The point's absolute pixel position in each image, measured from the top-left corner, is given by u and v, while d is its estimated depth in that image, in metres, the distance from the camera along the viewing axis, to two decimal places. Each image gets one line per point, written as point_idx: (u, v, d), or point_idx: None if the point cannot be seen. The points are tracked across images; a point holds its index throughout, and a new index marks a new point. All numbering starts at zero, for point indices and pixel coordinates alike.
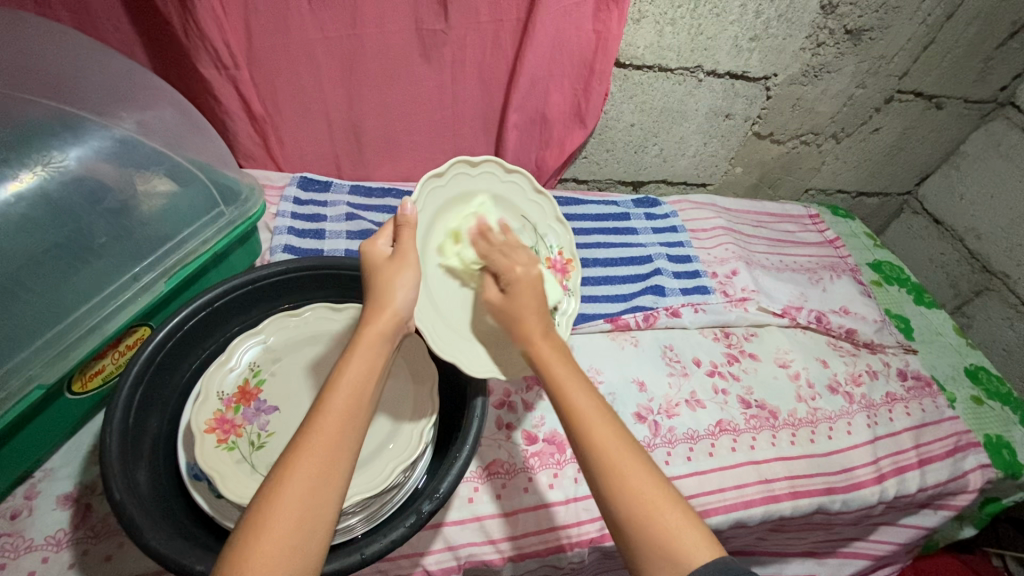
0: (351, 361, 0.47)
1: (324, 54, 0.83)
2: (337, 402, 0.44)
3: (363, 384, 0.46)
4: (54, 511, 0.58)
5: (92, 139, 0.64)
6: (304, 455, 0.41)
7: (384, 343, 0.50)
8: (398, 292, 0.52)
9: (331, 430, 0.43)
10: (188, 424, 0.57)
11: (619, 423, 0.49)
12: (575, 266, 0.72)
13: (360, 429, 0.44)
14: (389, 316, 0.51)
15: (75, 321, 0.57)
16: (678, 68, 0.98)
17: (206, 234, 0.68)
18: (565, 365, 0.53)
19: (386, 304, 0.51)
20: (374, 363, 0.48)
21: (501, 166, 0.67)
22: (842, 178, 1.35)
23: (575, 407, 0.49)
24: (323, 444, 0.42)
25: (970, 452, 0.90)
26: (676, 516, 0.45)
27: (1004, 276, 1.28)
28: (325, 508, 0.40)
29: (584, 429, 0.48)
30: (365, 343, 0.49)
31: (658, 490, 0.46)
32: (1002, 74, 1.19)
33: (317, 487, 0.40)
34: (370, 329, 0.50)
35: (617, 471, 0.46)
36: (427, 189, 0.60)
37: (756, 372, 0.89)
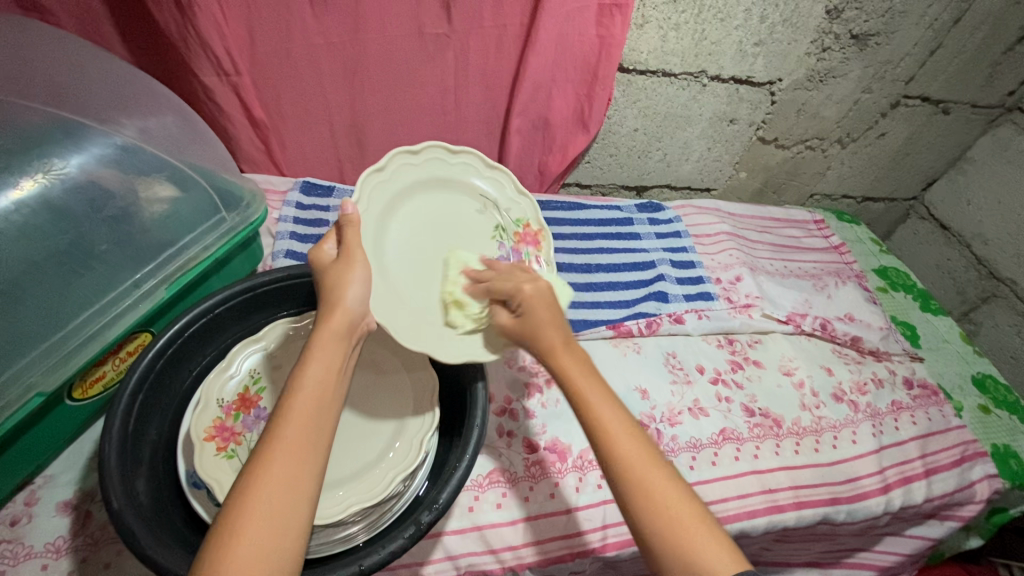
0: (309, 362, 0.47)
1: (327, 59, 0.82)
2: (297, 402, 0.44)
3: (321, 383, 0.46)
4: (54, 518, 0.58)
5: (93, 146, 0.64)
6: (275, 453, 0.41)
7: (340, 343, 0.50)
8: (348, 288, 0.53)
9: (299, 428, 0.42)
10: (187, 433, 0.57)
11: (647, 440, 0.48)
12: (545, 234, 0.73)
13: (327, 427, 0.44)
14: (344, 314, 0.52)
15: (75, 328, 0.57)
16: (682, 73, 0.98)
17: (207, 240, 0.68)
18: (591, 379, 0.51)
19: (340, 303, 0.52)
20: (333, 362, 0.48)
21: (444, 148, 0.71)
22: (847, 183, 1.34)
23: (605, 427, 0.48)
24: (293, 441, 0.42)
25: (976, 462, 0.89)
26: (708, 536, 0.43)
27: (1011, 283, 1.27)
28: (299, 505, 0.40)
29: (613, 449, 0.47)
30: (321, 344, 0.49)
31: (688, 511, 0.44)
32: (1010, 78, 1.18)
33: (293, 482, 0.40)
34: (326, 328, 0.50)
35: (648, 494, 0.45)
36: (370, 183, 0.64)
37: (760, 380, 0.88)
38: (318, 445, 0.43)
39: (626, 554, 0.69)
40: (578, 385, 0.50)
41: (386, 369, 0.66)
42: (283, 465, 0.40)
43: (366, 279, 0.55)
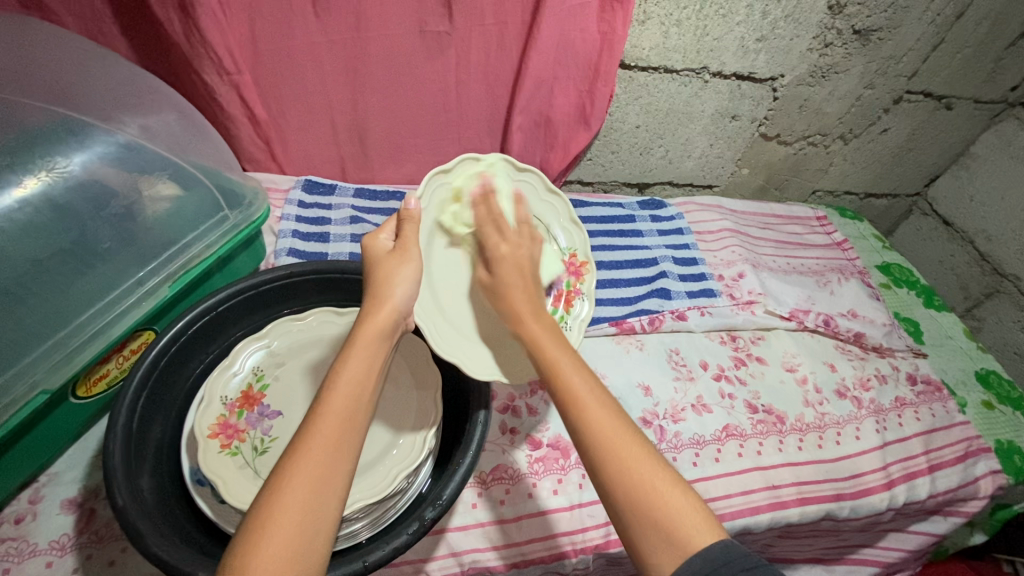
0: (348, 362, 0.47)
1: (328, 56, 0.82)
2: (333, 403, 0.44)
3: (358, 384, 0.46)
4: (58, 516, 0.58)
5: (96, 144, 0.64)
6: (302, 456, 0.41)
7: (382, 343, 0.50)
8: (396, 287, 0.54)
9: (328, 431, 0.43)
10: (191, 430, 0.57)
11: (618, 407, 0.49)
12: (589, 268, 0.72)
13: (357, 429, 0.44)
14: (388, 311, 0.52)
15: (79, 326, 0.57)
16: (684, 69, 0.98)
17: (210, 238, 0.68)
18: (562, 350, 0.53)
19: (385, 299, 0.53)
20: (372, 361, 0.48)
21: (511, 165, 0.69)
22: (849, 179, 1.33)
23: (574, 395, 0.48)
24: (320, 445, 0.42)
25: (980, 458, 0.89)
26: (681, 499, 0.44)
27: (1015, 279, 1.27)
28: (328, 510, 0.40)
29: (584, 415, 0.47)
30: (362, 343, 0.49)
31: (660, 475, 0.45)
32: (1013, 73, 1.17)
33: (319, 485, 0.40)
34: (369, 326, 0.51)
35: (618, 457, 0.45)
36: (431, 185, 0.64)
37: (763, 377, 0.88)
38: (350, 447, 0.43)
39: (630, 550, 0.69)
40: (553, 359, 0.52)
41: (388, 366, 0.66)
42: (307, 468, 0.41)
43: (414, 280, 0.56)
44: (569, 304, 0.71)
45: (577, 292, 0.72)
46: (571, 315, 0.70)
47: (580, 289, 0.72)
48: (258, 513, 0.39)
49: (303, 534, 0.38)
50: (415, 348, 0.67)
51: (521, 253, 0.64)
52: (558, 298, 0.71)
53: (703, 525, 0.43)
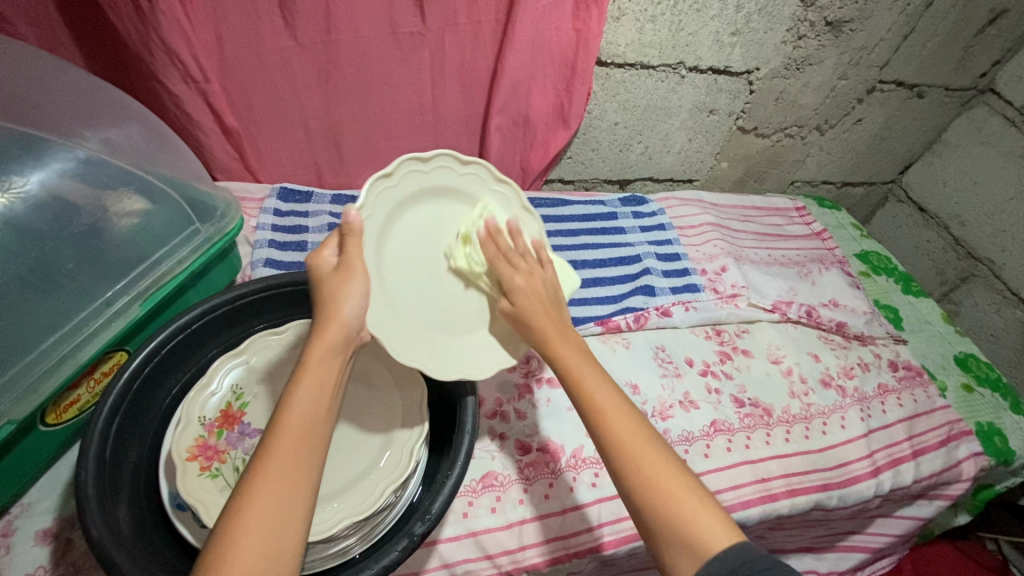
0: (298, 386, 0.44)
1: (299, 61, 0.80)
2: (286, 433, 0.41)
3: (311, 411, 0.43)
4: (34, 548, 0.56)
5: (54, 160, 0.61)
6: (258, 494, 0.38)
7: (336, 358, 0.48)
8: (346, 302, 0.51)
9: (285, 463, 0.40)
10: (169, 454, 0.55)
11: (643, 421, 0.49)
12: (554, 253, 0.68)
13: (317, 459, 0.42)
14: (338, 329, 0.49)
15: (43, 351, 0.55)
16: (660, 65, 0.97)
17: (182, 253, 0.65)
18: (583, 362, 0.52)
19: (333, 317, 0.50)
20: (326, 383, 0.45)
21: (454, 158, 0.63)
22: (826, 169, 1.35)
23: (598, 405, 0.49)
24: (280, 477, 0.39)
25: (962, 441, 0.90)
26: (696, 503, 0.44)
27: (989, 263, 1.29)
28: (286, 551, 0.37)
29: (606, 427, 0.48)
30: (317, 360, 0.47)
31: (679, 482, 0.45)
32: (982, 60, 1.19)
33: (274, 525, 0.38)
34: (320, 344, 0.48)
35: (635, 458, 0.46)
36: (373, 193, 0.58)
37: (748, 369, 0.88)
38: (309, 480, 0.40)
39: (624, 551, 0.69)
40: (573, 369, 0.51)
41: (369, 375, 0.65)
42: (265, 506, 0.38)
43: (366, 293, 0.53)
44: None
45: None
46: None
47: (548, 275, 0.68)
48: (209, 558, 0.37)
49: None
50: (399, 355, 0.66)
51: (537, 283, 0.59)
52: None
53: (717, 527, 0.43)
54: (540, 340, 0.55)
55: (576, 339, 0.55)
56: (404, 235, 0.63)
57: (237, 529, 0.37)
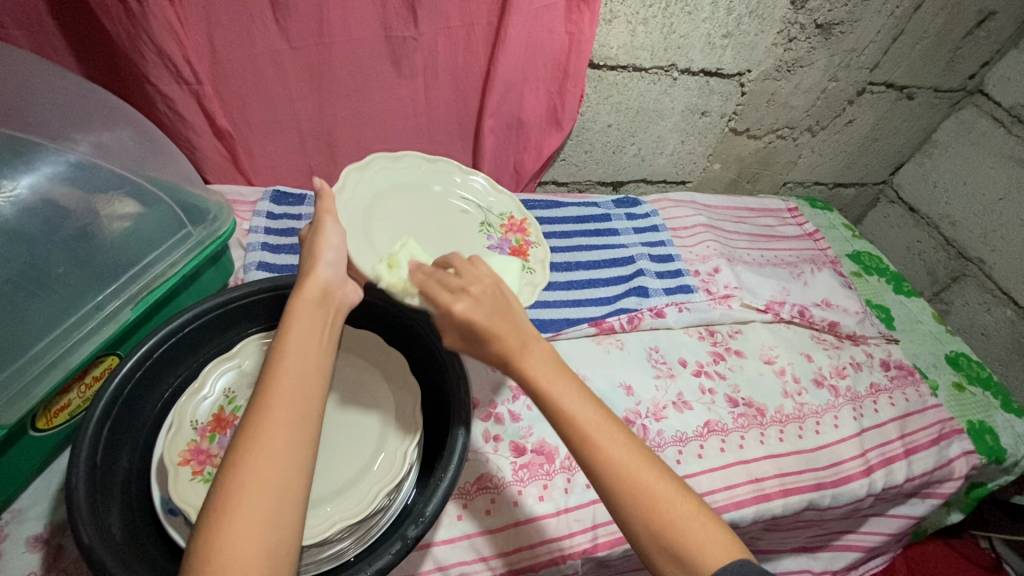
0: (286, 339, 0.45)
1: (291, 64, 0.80)
2: (283, 376, 0.42)
3: (304, 356, 0.44)
4: (24, 554, 0.56)
5: (45, 164, 0.61)
6: (264, 431, 0.39)
7: (319, 311, 0.49)
8: (324, 251, 0.54)
9: (286, 402, 0.41)
10: (160, 458, 0.55)
11: (639, 446, 0.47)
12: (529, 221, 0.82)
13: (316, 399, 0.43)
14: (316, 284, 0.50)
15: (34, 355, 0.55)
16: (652, 67, 0.98)
17: (174, 256, 0.65)
18: (563, 379, 0.48)
19: (308, 271, 0.51)
20: (318, 329, 0.47)
21: (420, 157, 0.82)
22: (818, 170, 1.36)
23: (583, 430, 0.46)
24: (284, 415, 0.40)
25: (954, 440, 0.91)
26: (699, 528, 0.43)
27: (979, 262, 1.30)
28: (294, 484, 0.39)
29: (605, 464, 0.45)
30: (302, 315, 0.47)
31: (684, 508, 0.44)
32: (970, 62, 1.20)
33: (282, 459, 0.39)
34: (302, 299, 0.49)
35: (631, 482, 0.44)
36: (352, 179, 0.73)
37: (742, 370, 0.89)
38: (311, 416, 0.42)
39: (618, 552, 0.69)
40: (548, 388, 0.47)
41: (362, 379, 0.65)
42: (272, 443, 0.39)
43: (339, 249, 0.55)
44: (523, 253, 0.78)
45: (529, 243, 0.79)
46: (532, 261, 0.77)
47: (530, 241, 0.80)
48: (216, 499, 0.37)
49: (276, 512, 0.37)
50: (391, 358, 0.66)
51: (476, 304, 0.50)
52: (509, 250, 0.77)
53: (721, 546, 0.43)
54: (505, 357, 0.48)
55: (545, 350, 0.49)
56: (392, 218, 0.75)
57: (246, 466, 0.38)
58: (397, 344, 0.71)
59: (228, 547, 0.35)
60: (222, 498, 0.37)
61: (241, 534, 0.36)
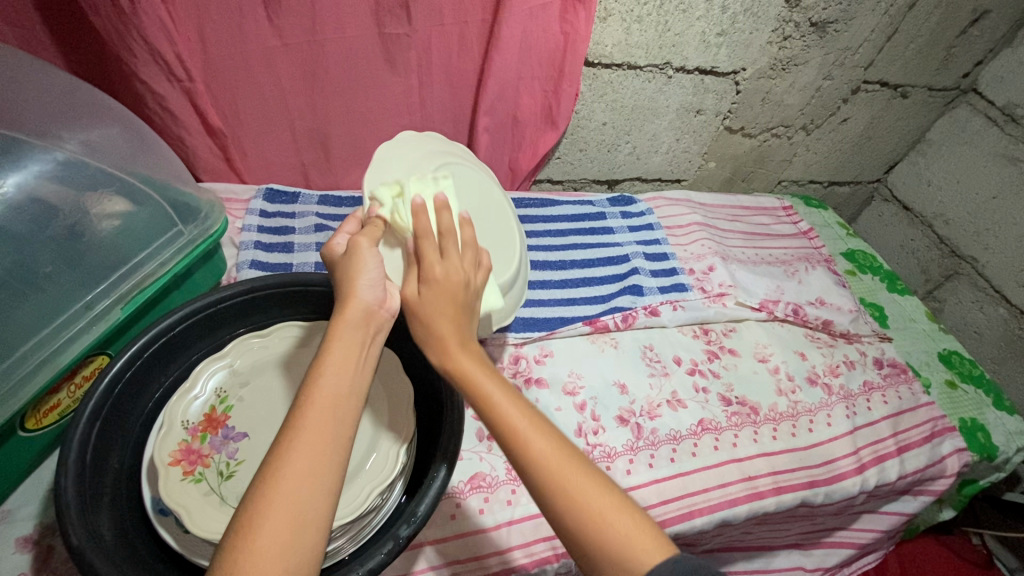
0: (324, 362, 0.45)
1: (284, 61, 0.80)
2: (315, 399, 0.42)
3: (338, 386, 0.44)
4: (14, 555, 0.55)
5: (32, 162, 0.60)
6: (297, 453, 0.40)
7: (360, 332, 0.48)
8: (363, 271, 0.51)
9: (323, 425, 0.41)
10: (151, 458, 0.54)
11: (564, 441, 0.46)
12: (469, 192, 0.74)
13: (350, 423, 0.43)
14: (357, 305, 0.49)
15: (23, 355, 0.54)
16: (647, 65, 0.98)
17: (165, 255, 0.65)
18: (493, 377, 0.48)
19: (350, 293, 0.50)
20: (357, 355, 0.46)
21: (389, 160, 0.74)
22: (813, 169, 1.36)
23: (518, 431, 0.45)
24: (318, 440, 0.41)
25: (946, 437, 0.91)
26: (628, 521, 0.43)
27: (972, 260, 1.31)
28: (323, 506, 0.39)
29: (526, 448, 0.45)
30: (337, 338, 0.46)
31: (605, 500, 0.44)
32: (964, 61, 1.21)
33: (310, 487, 0.39)
34: (339, 320, 0.48)
35: (557, 479, 0.44)
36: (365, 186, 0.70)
37: (735, 368, 0.89)
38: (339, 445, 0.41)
39: None
40: (470, 375, 0.48)
41: None
42: (306, 465, 0.39)
43: (381, 268, 0.53)
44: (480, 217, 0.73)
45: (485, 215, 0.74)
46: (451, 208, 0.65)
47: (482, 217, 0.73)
48: (246, 517, 0.37)
49: (299, 530, 0.37)
50: (385, 358, 0.65)
51: (455, 280, 0.52)
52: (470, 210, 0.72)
53: (644, 544, 0.43)
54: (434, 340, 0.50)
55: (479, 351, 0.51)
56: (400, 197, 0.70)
57: (278, 484, 0.38)
58: (390, 343, 0.70)
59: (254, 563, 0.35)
60: (249, 511, 0.37)
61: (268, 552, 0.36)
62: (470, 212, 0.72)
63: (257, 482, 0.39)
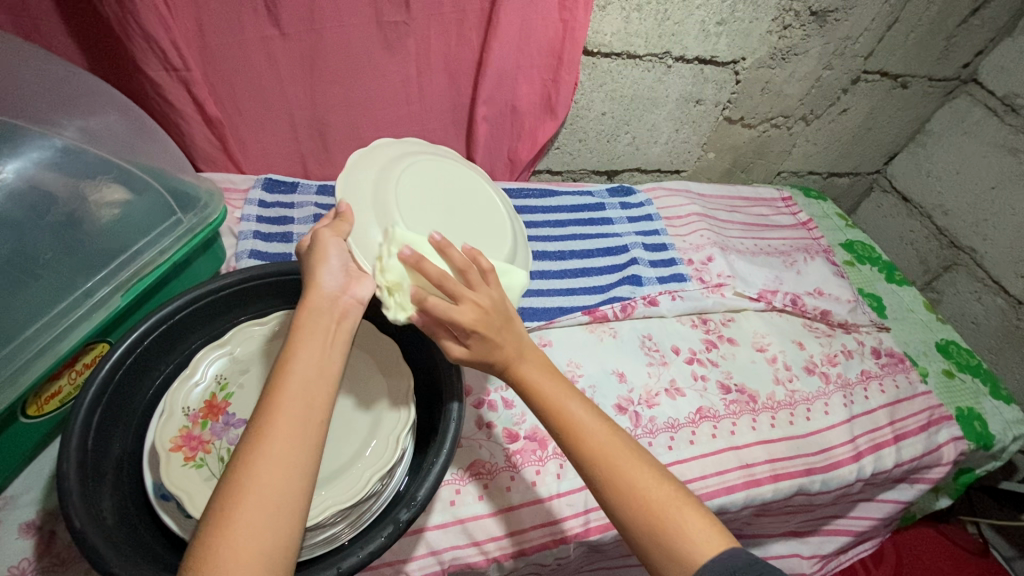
0: (295, 349, 0.44)
1: (282, 50, 0.79)
2: (287, 388, 0.42)
3: (308, 373, 0.43)
4: (16, 541, 0.56)
5: (31, 149, 0.61)
6: (264, 442, 0.40)
7: (325, 316, 0.47)
8: (326, 260, 0.51)
9: (290, 413, 0.41)
10: (153, 444, 0.55)
11: (627, 441, 0.50)
12: (448, 171, 0.73)
13: (321, 409, 0.43)
14: (320, 293, 0.48)
15: (24, 341, 0.54)
16: (646, 54, 0.97)
17: (164, 243, 0.65)
18: (558, 384, 0.52)
19: (313, 284, 0.49)
20: (324, 341, 0.45)
21: (369, 152, 0.70)
22: (812, 160, 1.36)
23: (591, 445, 0.49)
24: (287, 427, 0.41)
25: (943, 426, 0.92)
26: (685, 514, 0.47)
27: (971, 251, 1.31)
28: (296, 492, 0.39)
29: (586, 444, 0.49)
30: (304, 324, 0.46)
31: (668, 496, 0.48)
32: (964, 51, 1.21)
33: (282, 473, 0.39)
34: (303, 309, 0.47)
35: (620, 476, 0.48)
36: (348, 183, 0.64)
37: (733, 357, 0.89)
38: (312, 430, 0.42)
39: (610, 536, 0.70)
40: (545, 389, 0.51)
41: (356, 366, 0.64)
42: (273, 454, 0.39)
43: (345, 255, 0.53)
44: (467, 192, 0.72)
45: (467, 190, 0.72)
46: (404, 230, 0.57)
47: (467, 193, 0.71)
48: (216, 508, 0.38)
49: (273, 515, 0.38)
50: (384, 345, 0.66)
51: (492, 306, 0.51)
52: (454, 189, 0.71)
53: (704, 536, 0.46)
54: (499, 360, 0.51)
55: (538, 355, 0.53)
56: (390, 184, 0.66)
57: (249, 476, 0.38)
58: (389, 332, 0.70)
59: (230, 551, 0.36)
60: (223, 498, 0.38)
61: (238, 540, 0.36)
62: (451, 204, 0.68)
63: (229, 473, 0.39)
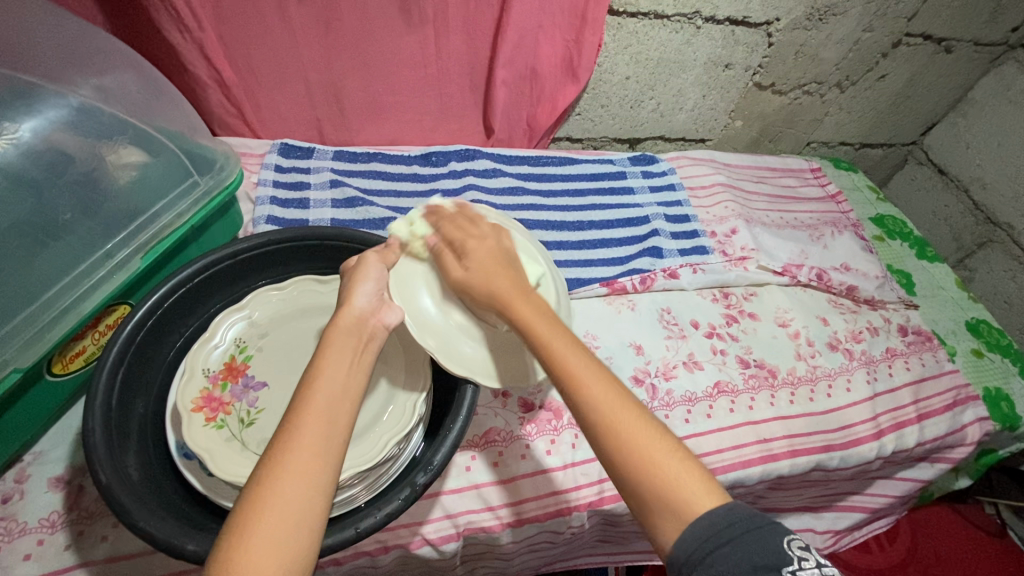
0: (323, 364, 0.45)
1: (296, 8, 0.77)
2: (313, 400, 0.43)
3: (335, 386, 0.44)
4: (46, 494, 0.58)
5: (47, 108, 0.60)
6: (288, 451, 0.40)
7: (352, 337, 0.48)
8: (359, 284, 0.54)
9: (314, 424, 0.41)
10: (175, 405, 0.55)
11: (621, 389, 0.47)
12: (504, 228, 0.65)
13: (345, 421, 0.43)
14: (349, 314, 0.50)
15: (47, 302, 0.55)
16: (674, 14, 0.93)
17: (181, 206, 0.65)
18: (554, 327, 0.49)
19: (347, 301, 0.52)
20: (351, 358, 0.46)
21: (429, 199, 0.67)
22: (845, 130, 1.30)
23: (590, 393, 0.46)
24: (310, 436, 0.41)
25: (968, 406, 0.90)
26: (680, 464, 0.44)
27: (1008, 228, 1.25)
28: (315, 507, 0.39)
29: (581, 390, 0.46)
30: (332, 342, 0.47)
31: (662, 448, 0.45)
32: (1015, 13, 1.13)
33: (304, 485, 0.39)
34: (334, 329, 0.48)
35: (616, 426, 0.45)
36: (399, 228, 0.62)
37: (754, 332, 0.88)
38: (336, 441, 0.42)
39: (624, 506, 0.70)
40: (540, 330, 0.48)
41: None
42: (295, 465, 0.39)
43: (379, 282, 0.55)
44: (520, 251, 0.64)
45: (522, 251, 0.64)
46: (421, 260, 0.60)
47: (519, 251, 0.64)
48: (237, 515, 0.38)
49: (292, 526, 0.37)
50: None
51: (491, 245, 0.56)
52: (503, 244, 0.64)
53: (701, 490, 0.43)
54: (498, 297, 0.51)
55: (538, 299, 0.51)
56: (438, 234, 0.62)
57: (269, 486, 0.38)
58: None
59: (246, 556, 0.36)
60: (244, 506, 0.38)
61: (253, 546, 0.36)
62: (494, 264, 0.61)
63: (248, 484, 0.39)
